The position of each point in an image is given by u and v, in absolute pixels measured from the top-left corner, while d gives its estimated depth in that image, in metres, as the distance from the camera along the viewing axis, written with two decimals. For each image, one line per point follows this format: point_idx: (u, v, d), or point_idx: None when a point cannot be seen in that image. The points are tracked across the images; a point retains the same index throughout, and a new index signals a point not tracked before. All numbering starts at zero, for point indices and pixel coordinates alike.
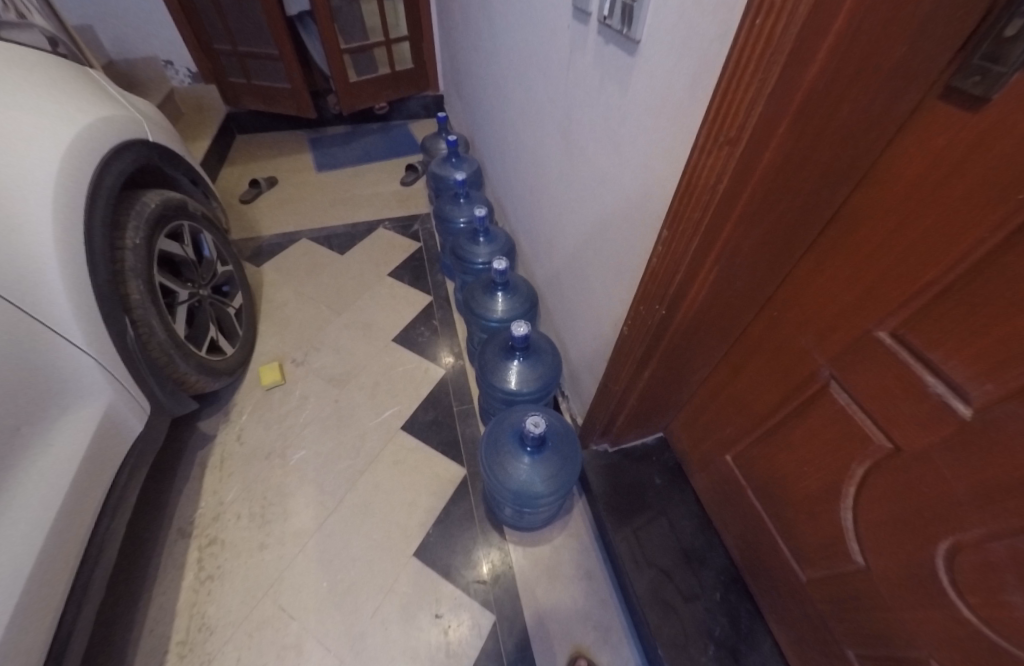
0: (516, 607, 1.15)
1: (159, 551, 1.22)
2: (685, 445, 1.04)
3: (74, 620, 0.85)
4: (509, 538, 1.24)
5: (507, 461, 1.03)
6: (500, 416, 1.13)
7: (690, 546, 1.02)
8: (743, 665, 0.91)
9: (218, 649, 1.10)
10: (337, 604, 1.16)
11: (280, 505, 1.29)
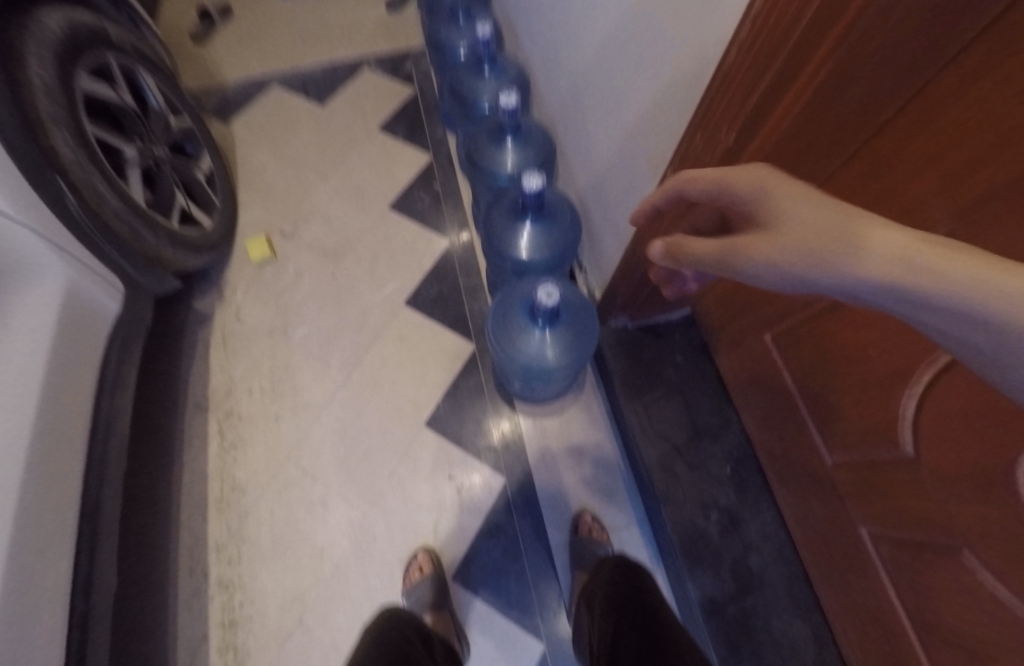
0: (529, 471, 1.17)
1: (175, 425, 1.22)
2: (714, 321, 0.95)
3: (99, 487, 0.91)
4: (519, 410, 1.23)
5: (517, 336, 0.96)
6: (509, 286, 1.03)
7: (705, 423, 0.99)
8: (744, 530, 0.93)
9: (253, 505, 1.16)
10: (356, 471, 1.18)
11: (290, 379, 1.27)
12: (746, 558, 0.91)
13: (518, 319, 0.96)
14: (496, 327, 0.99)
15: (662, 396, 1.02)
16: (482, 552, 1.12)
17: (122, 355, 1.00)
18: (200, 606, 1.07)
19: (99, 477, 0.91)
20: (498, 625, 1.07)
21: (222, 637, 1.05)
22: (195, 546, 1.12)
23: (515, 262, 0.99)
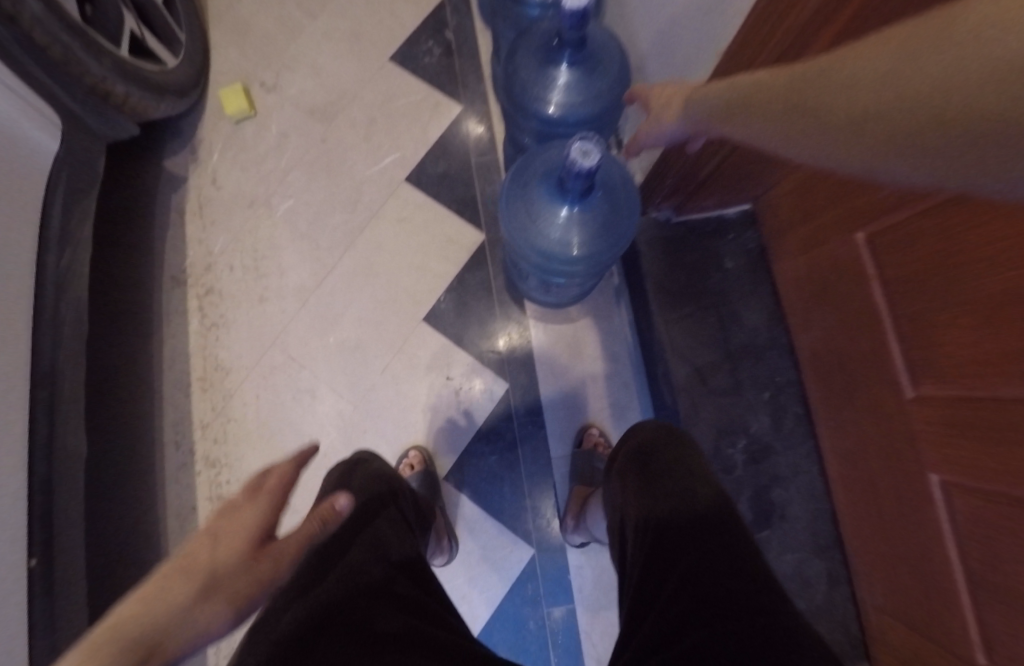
0: (534, 378, 1.06)
1: (150, 299, 1.09)
2: (787, 220, 0.79)
3: (54, 354, 0.79)
4: (529, 313, 1.08)
5: (537, 217, 0.82)
6: (530, 154, 0.87)
7: (749, 341, 0.86)
8: (774, 462, 0.83)
9: (237, 387, 1.07)
10: (348, 364, 1.07)
11: (273, 258, 1.11)
12: (769, 489, 0.82)
13: (540, 196, 0.82)
14: (512, 207, 0.86)
15: (705, 307, 0.88)
16: (482, 460, 1.04)
17: (69, 197, 0.86)
18: (187, 480, 1.03)
19: (53, 337, 0.80)
20: (490, 529, 1.01)
21: (210, 510, 1.02)
22: (179, 420, 1.05)
23: (540, 122, 0.83)
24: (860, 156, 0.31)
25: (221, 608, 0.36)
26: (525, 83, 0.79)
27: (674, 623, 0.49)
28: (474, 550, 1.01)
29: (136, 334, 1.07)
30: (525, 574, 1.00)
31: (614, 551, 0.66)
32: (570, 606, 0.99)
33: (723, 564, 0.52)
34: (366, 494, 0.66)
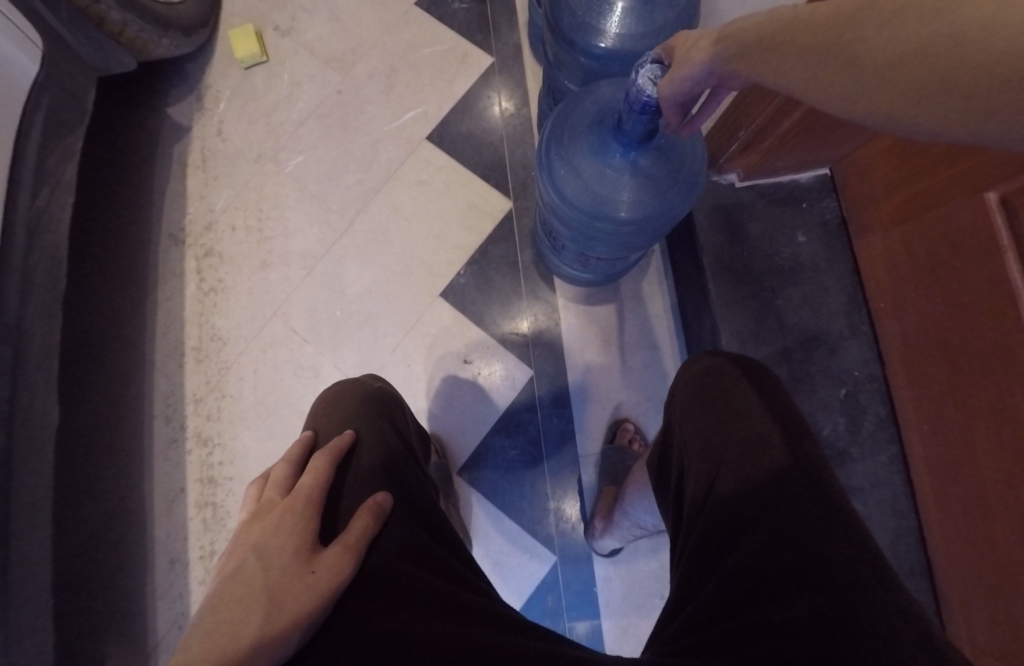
0: (562, 362, 0.94)
1: (145, 258, 0.99)
2: (883, 188, 0.68)
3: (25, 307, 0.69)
4: (561, 293, 0.96)
5: (583, 165, 0.72)
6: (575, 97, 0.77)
7: (823, 328, 0.74)
8: (849, 470, 0.70)
9: (234, 359, 0.97)
10: (356, 339, 0.96)
11: (280, 219, 1.01)
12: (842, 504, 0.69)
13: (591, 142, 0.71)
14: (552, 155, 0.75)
15: (771, 288, 0.76)
16: (501, 452, 0.92)
17: (48, 131, 0.75)
18: (177, 458, 0.95)
19: (22, 288, 0.69)
20: (506, 530, 0.90)
21: (200, 492, 0.94)
22: (172, 392, 0.96)
23: (587, 60, 0.77)
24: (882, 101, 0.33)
25: (286, 622, 0.39)
26: (575, 11, 0.72)
27: (726, 603, 0.39)
28: (489, 551, 0.89)
29: (127, 296, 0.97)
30: (545, 582, 0.88)
31: (670, 504, 0.57)
32: (595, 620, 0.87)
33: (792, 533, 0.40)
34: (375, 433, 0.58)
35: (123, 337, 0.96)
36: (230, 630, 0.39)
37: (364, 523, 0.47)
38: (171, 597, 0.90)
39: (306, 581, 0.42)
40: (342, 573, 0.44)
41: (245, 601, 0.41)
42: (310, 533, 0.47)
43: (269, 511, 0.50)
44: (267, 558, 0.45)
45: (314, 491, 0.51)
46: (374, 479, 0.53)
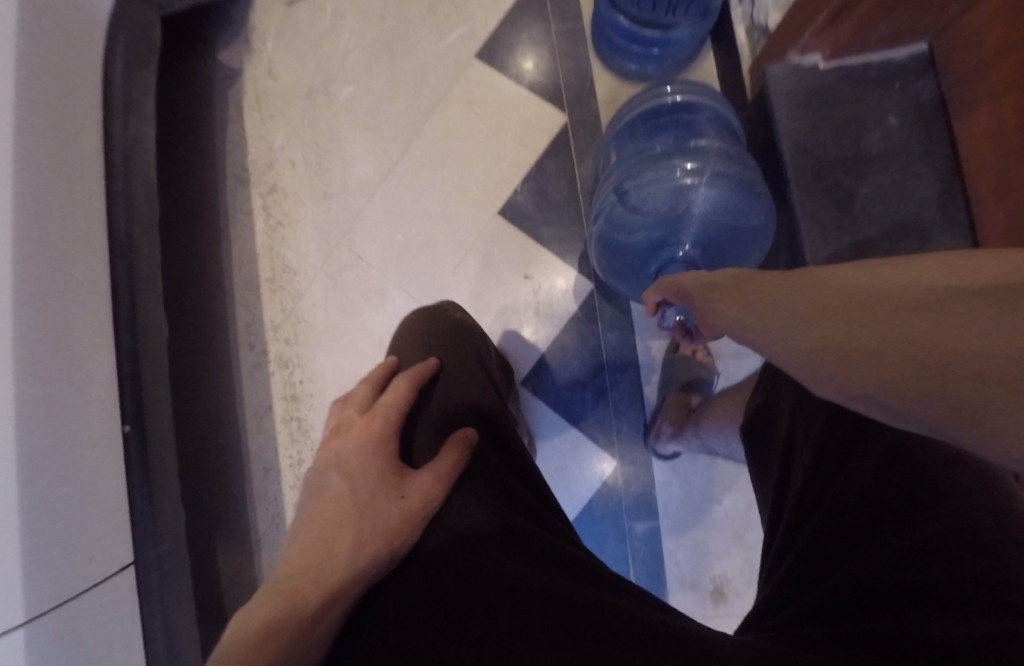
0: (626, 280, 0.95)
1: (214, 197, 1.03)
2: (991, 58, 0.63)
3: (131, 228, 0.75)
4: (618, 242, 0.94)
5: (637, 230, 0.92)
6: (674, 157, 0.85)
7: (916, 217, 0.71)
8: None
9: (306, 290, 1.02)
10: (416, 260, 1.00)
11: (337, 151, 1.02)
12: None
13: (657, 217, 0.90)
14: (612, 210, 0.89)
15: (855, 177, 0.73)
16: (563, 365, 0.96)
17: (128, 65, 0.79)
18: (263, 378, 1.03)
19: (126, 207, 0.75)
20: (569, 435, 0.95)
21: (285, 410, 1.02)
22: (253, 323, 1.03)
23: None
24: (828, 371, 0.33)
25: (378, 548, 0.47)
26: None
27: (853, 601, 0.41)
28: (551, 456, 0.95)
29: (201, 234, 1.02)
30: (605, 488, 0.94)
31: (767, 476, 0.61)
32: (654, 520, 0.93)
33: (955, 552, 0.40)
34: (454, 361, 0.70)
35: (203, 274, 1.02)
36: (326, 550, 0.47)
37: (452, 458, 0.55)
38: (269, 500, 1.00)
39: (400, 506, 0.51)
40: (427, 500, 0.52)
41: (335, 522, 0.50)
42: (388, 456, 0.57)
43: (358, 426, 0.60)
44: (352, 478, 0.54)
45: (395, 414, 0.60)
46: (446, 400, 0.65)
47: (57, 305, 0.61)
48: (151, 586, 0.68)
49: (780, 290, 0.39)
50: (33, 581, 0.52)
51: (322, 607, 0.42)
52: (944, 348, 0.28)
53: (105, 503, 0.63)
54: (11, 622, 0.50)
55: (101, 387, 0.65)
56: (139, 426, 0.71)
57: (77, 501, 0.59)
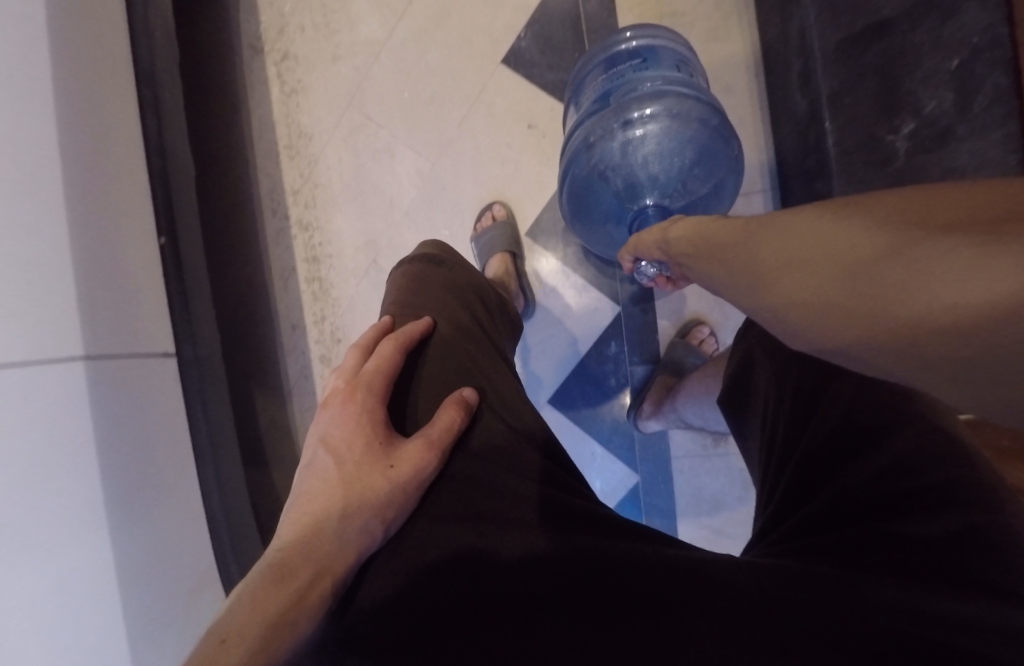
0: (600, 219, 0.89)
1: (230, 63, 1.06)
2: None
3: (152, 59, 0.82)
4: (591, 202, 0.87)
5: (609, 187, 0.84)
6: (629, 105, 0.76)
7: None
8: (950, 151, 0.67)
9: (321, 153, 1.05)
10: (421, 116, 1.00)
11: (344, 11, 1.03)
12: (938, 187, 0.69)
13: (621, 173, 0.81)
14: (574, 169, 0.82)
15: None
16: None
17: None
18: (286, 243, 1.09)
19: (147, 39, 0.82)
20: (573, 283, 0.98)
21: (308, 271, 1.09)
22: (275, 189, 1.08)
23: None
24: (790, 292, 0.38)
25: (367, 519, 0.48)
26: None
27: (858, 563, 0.42)
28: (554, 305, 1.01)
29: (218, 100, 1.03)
30: (606, 334, 0.97)
31: (770, 411, 0.63)
32: (655, 366, 0.96)
33: (959, 538, 0.40)
34: (439, 318, 0.70)
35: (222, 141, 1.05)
36: (315, 519, 0.49)
37: (447, 421, 0.56)
38: (296, 353, 1.11)
39: (388, 476, 0.51)
40: (419, 469, 0.52)
41: (324, 494, 0.51)
42: (377, 426, 0.56)
43: (340, 397, 0.59)
44: (337, 450, 0.55)
45: (379, 380, 0.60)
46: (434, 366, 0.64)
47: (79, 106, 0.68)
48: (193, 377, 0.83)
49: (727, 250, 0.50)
50: (86, 328, 0.65)
51: (312, 582, 0.44)
52: (859, 298, 0.33)
53: (138, 291, 0.75)
54: (72, 354, 0.63)
55: (131, 196, 0.76)
56: (172, 239, 0.82)
57: (111, 284, 0.70)
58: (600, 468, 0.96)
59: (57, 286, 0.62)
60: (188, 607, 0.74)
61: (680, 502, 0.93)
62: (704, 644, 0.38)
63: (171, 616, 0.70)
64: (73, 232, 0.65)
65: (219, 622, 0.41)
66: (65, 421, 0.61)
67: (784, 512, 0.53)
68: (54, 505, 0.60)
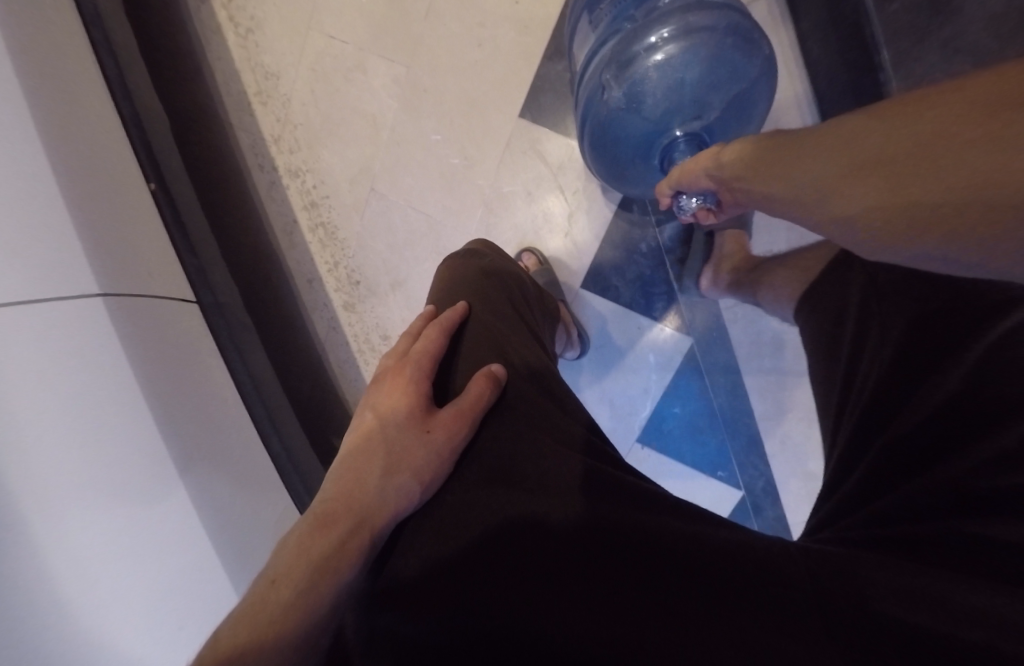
0: (627, 161, 0.86)
1: (177, 17, 1.01)
2: None
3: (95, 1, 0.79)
4: (614, 148, 0.83)
5: (632, 129, 0.80)
6: (645, 27, 0.72)
7: None
8: None
9: (292, 89, 1.01)
10: (385, 19, 0.95)
11: None
12: None
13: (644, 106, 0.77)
14: (593, 109, 0.79)
15: None
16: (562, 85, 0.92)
17: None
18: (281, 194, 1.05)
19: None
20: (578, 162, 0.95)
21: (309, 218, 1.06)
22: (256, 143, 1.04)
23: None
24: (870, 195, 0.41)
25: (405, 484, 0.50)
26: None
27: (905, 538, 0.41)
28: (567, 184, 0.96)
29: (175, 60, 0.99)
30: (627, 205, 0.97)
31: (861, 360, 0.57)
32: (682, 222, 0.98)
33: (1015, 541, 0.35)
34: (478, 300, 0.70)
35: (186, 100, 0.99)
36: (359, 476, 0.51)
37: (477, 393, 0.56)
38: (319, 305, 1.08)
39: (426, 442, 0.52)
40: (453, 437, 0.53)
41: (367, 454, 0.53)
42: (420, 394, 0.58)
43: (390, 371, 0.62)
44: (384, 417, 0.57)
45: (426, 358, 0.61)
46: (479, 342, 0.64)
47: (28, 46, 0.64)
48: (217, 323, 0.80)
49: (789, 158, 0.51)
50: (98, 268, 0.63)
51: (351, 534, 0.46)
52: (956, 190, 0.35)
53: (141, 231, 0.73)
54: (90, 290, 0.62)
55: (108, 140, 0.72)
56: (162, 183, 0.80)
57: (113, 229, 0.67)
58: (651, 340, 1.00)
59: (57, 222, 0.61)
60: (277, 539, 0.73)
61: (739, 352, 0.99)
62: (701, 610, 0.39)
63: (262, 545, 0.70)
64: (60, 174, 0.63)
65: (272, 564, 0.46)
66: (101, 352, 0.61)
67: (876, 477, 0.48)
68: (115, 431, 0.59)
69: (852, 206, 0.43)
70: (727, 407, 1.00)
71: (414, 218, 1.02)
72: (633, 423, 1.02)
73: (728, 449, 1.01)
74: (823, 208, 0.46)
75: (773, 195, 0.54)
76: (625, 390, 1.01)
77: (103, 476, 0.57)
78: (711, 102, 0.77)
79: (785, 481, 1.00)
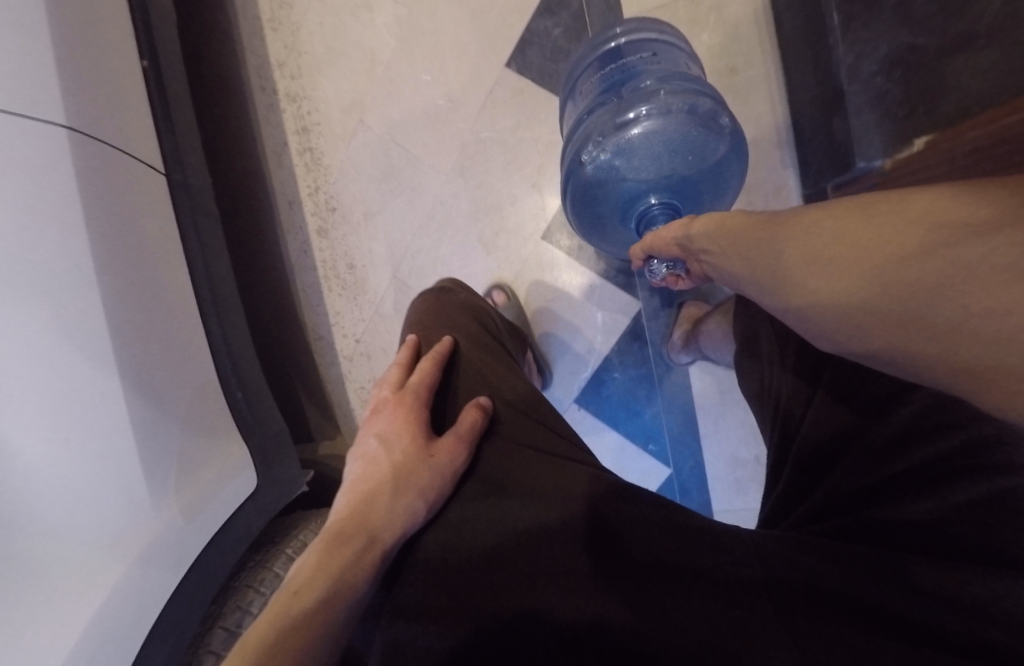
0: (602, 223, 0.91)
1: None
2: None
3: None
4: (593, 207, 0.88)
5: (613, 191, 0.85)
6: (626, 104, 0.76)
7: None
8: None
9: (303, 20, 1.08)
10: None
11: None
12: None
13: (627, 173, 0.82)
14: (575, 174, 0.82)
15: None
16: (549, 42, 0.97)
17: None
18: (277, 118, 1.11)
19: None
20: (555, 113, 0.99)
21: (299, 142, 1.11)
22: (262, 66, 1.10)
23: None
24: (831, 295, 0.41)
25: (414, 505, 0.55)
26: None
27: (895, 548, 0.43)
28: (542, 136, 0.99)
29: None
30: None
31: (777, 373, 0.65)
32: None
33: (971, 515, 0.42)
34: (463, 338, 0.76)
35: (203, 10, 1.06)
36: (371, 497, 0.56)
37: (471, 417, 0.62)
38: (294, 227, 1.13)
39: (432, 464, 0.57)
40: (454, 460, 0.58)
41: (376, 478, 0.57)
42: (420, 421, 0.63)
43: (389, 400, 0.66)
44: (390, 442, 0.61)
45: (425, 388, 0.66)
46: (465, 371, 0.71)
47: None
48: (183, 201, 0.84)
49: (755, 242, 0.52)
50: (70, 101, 0.69)
51: (366, 549, 0.52)
52: (893, 303, 0.36)
53: (130, 96, 0.78)
54: (54, 120, 0.67)
55: (112, 9, 0.78)
56: (156, 65, 0.85)
57: (93, 77, 0.72)
58: (601, 300, 1.02)
59: (38, 55, 0.67)
60: (186, 416, 0.75)
61: None
62: (712, 610, 0.43)
63: (164, 423, 0.72)
64: (50, 14, 0.69)
65: (289, 581, 0.50)
66: (53, 183, 0.66)
67: (801, 485, 0.55)
68: (48, 247, 0.65)
69: (811, 303, 0.43)
70: (667, 378, 1.01)
71: (396, 153, 1.07)
72: (571, 383, 1.04)
73: (660, 422, 1.01)
74: (762, 283, 0.50)
75: (728, 271, 0.58)
76: (569, 348, 1.04)
77: (24, 278, 0.63)
78: (685, 171, 0.83)
79: (713, 466, 1.00)
